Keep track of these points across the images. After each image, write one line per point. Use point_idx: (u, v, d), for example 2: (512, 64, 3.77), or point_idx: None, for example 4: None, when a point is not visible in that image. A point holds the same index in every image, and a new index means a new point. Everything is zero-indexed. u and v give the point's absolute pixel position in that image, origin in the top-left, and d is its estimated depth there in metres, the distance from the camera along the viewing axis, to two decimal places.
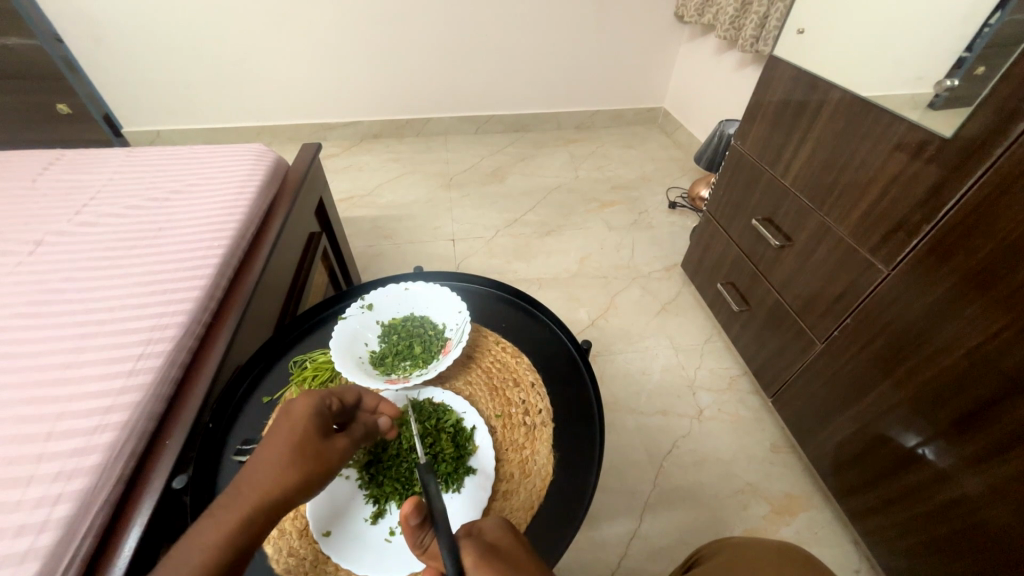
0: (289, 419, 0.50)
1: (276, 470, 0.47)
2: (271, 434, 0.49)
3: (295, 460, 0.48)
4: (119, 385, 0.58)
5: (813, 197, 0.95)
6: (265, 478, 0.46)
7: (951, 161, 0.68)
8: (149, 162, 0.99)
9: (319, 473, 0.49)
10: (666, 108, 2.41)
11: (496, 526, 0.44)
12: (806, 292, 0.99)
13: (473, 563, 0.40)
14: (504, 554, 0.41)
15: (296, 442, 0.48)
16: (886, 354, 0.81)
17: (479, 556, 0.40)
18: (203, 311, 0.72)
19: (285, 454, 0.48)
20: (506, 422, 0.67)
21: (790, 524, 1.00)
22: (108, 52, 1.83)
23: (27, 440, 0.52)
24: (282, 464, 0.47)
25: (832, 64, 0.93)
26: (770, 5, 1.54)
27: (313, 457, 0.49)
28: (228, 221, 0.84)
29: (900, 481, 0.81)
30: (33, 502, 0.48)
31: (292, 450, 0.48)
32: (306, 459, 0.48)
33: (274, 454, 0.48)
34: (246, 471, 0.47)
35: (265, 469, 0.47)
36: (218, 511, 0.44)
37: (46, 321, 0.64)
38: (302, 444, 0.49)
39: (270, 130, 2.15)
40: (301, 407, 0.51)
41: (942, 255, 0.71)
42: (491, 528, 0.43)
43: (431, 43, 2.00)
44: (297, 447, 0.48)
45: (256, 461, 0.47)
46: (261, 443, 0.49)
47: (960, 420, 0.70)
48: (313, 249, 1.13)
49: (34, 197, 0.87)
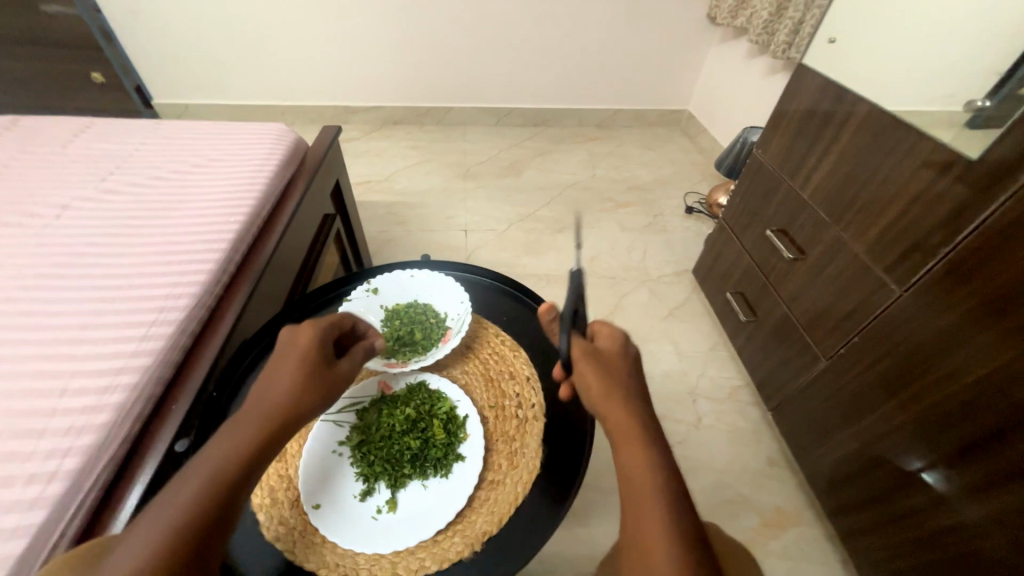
0: (292, 347, 0.55)
1: (293, 382, 0.52)
2: (274, 363, 0.54)
3: (299, 382, 0.52)
4: (131, 349, 0.61)
5: (831, 211, 0.94)
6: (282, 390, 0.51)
7: (978, 183, 0.66)
8: (175, 135, 1.02)
9: (327, 389, 0.54)
10: (690, 111, 2.37)
11: (612, 336, 0.58)
12: (816, 307, 0.98)
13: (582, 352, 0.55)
14: (603, 355, 0.56)
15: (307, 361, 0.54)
16: (891, 375, 0.80)
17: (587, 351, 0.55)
18: (216, 283, 0.74)
19: (299, 370, 0.53)
20: (498, 413, 0.68)
21: (779, 538, 1.00)
22: (142, 24, 1.86)
23: (43, 395, 0.55)
24: (294, 380, 0.52)
25: (862, 76, 0.91)
26: (805, 11, 1.51)
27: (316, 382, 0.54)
28: (245, 197, 0.86)
29: (896, 505, 0.81)
30: (44, 454, 0.51)
31: (296, 375, 0.53)
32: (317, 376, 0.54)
33: (279, 379, 0.52)
34: (262, 386, 0.51)
35: (265, 396, 0.50)
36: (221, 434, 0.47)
37: (67, 283, 0.67)
38: (308, 368, 0.54)
39: (293, 110, 2.18)
40: (304, 335, 0.56)
41: (958, 279, 0.69)
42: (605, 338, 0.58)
43: (457, 32, 1.99)
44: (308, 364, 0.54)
45: (273, 379, 0.52)
46: (275, 364, 0.54)
47: (962, 449, 0.69)
48: (325, 230, 1.14)
49: (63, 162, 0.90)
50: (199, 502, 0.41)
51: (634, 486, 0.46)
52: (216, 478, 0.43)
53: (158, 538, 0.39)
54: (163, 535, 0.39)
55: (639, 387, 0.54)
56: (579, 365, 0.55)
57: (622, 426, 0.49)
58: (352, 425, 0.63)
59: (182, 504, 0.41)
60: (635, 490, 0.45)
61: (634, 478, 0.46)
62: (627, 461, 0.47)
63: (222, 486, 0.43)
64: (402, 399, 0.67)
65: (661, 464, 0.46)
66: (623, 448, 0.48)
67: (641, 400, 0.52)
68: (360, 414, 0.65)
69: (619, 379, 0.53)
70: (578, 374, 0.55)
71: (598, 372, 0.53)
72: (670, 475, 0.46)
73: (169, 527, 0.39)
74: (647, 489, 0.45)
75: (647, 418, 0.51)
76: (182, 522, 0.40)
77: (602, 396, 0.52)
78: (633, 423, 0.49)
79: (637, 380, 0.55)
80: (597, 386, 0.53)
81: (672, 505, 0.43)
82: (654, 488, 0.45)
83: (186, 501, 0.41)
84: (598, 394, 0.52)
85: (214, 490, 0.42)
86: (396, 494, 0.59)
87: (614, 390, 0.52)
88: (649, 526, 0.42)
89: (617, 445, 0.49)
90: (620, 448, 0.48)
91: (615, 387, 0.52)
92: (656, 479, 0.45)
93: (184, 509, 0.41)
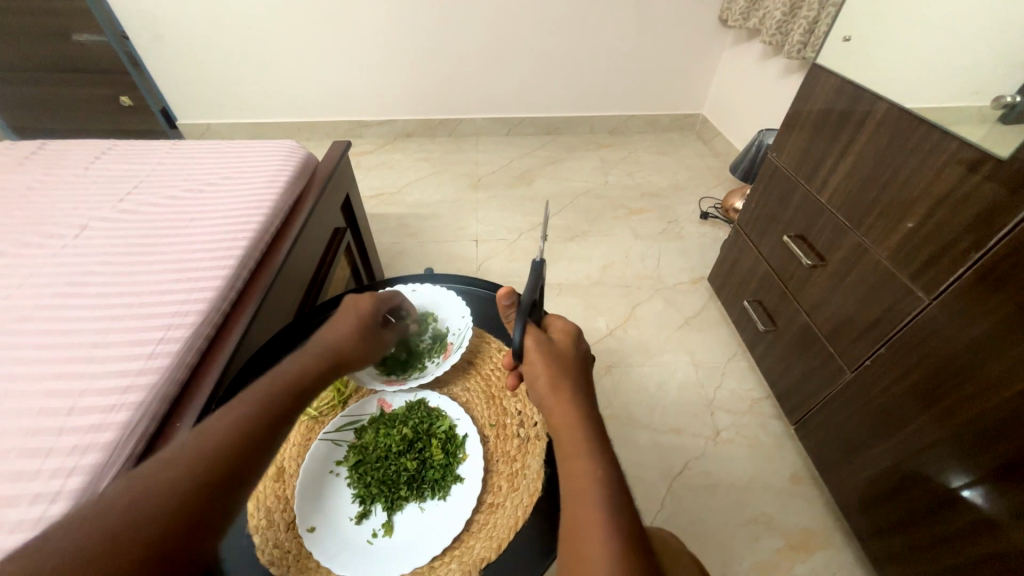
0: (342, 312, 0.65)
1: (344, 337, 0.62)
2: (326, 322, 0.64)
3: (339, 343, 0.61)
4: (138, 367, 0.62)
5: (851, 215, 0.89)
6: (335, 341, 0.61)
7: (1009, 183, 0.62)
8: (191, 154, 1.05)
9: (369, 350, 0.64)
10: (704, 115, 2.33)
11: (566, 331, 0.59)
12: (838, 316, 0.93)
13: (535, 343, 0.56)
14: (559, 347, 0.57)
15: (362, 323, 0.64)
16: (923, 388, 0.75)
17: (540, 342, 0.56)
18: (223, 300, 0.75)
19: (354, 329, 0.63)
20: (499, 432, 0.66)
21: (806, 562, 0.95)
22: (167, 49, 1.94)
23: (52, 413, 0.56)
24: (347, 335, 0.62)
25: (880, 74, 0.87)
26: (820, 9, 1.46)
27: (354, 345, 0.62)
28: (254, 214, 0.88)
29: (936, 528, 0.75)
30: (49, 473, 0.52)
31: (340, 337, 0.62)
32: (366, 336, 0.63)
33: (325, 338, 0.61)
34: (323, 335, 0.62)
35: (309, 349, 0.59)
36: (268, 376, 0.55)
37: (81, 301, 0.69)
38: (352, 332, 0.63)
39: (310, 127, 2.23)
40: (355, 303, 0.66)
41: (991, 286, 0.65)
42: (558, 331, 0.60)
43: (467, 44, 2.01)
44: (362, 326, 0.64)
45: (332, 331, 0.62)
46: (337, 321, 0.64)
47: (1005, 469, 0.63)
48: (336, 244, 1.15)
49: (84, 184, 0.93)
50: (243, 426, 0.49)
51: (572, 478, 0.48)
52: (260, 409, 0.51)
53: (208, 448, 0.46)
54: (210, 446, 0.46)
55: (585, 381, 0.57)
56: (530, 357, 0.56)
57: (568, 421, 0.52)
58: (350, 446, 0.63)
59: (231, 425, 0.48)
60: (573, 482, 0.48)
61: (574, 470, 0.48)
62: (570, 452, 0.50)
63: (263, 417, 0.50)
64: (401, 417, 0.66)
65: (602, 456, 0.49)
66: (568, 440, 0.51)
67: (589, 396, 0.55)
68: (358, 433, 0.65)
69: (567, 373, 0.55)
70: (527, 366, 0.57)
71: (549, 365, 0.55)
72: (611, 468, 0.48)
73: (216, 441, 0.47)
74: (585, 480, 0.47)
75: (592, 413, 0.53)
76: (227, 440, 0.47)
77: (550, 391, 0.55)
78: (578, 416, 0.52)
79: (586, 376, 0.57)
80: (546, 381, 0.55)
81: (609, 494, 0.45)
82: (591, 477, 0.47)
83: (233, 424, 0.48)
84: (546, 388, 0.54)
85: (256, 419, 0.50)
86: (392, 517, 0.57)
87: (562, 384, 0.54)
88: (582, 514, 0.45)
89: (561, 441, 0.52)
90: (563, 442, 0.51)
91: (564, 381, 0.55)
92: (595, 471, 0.47)
93: (230, 431, 0.48)
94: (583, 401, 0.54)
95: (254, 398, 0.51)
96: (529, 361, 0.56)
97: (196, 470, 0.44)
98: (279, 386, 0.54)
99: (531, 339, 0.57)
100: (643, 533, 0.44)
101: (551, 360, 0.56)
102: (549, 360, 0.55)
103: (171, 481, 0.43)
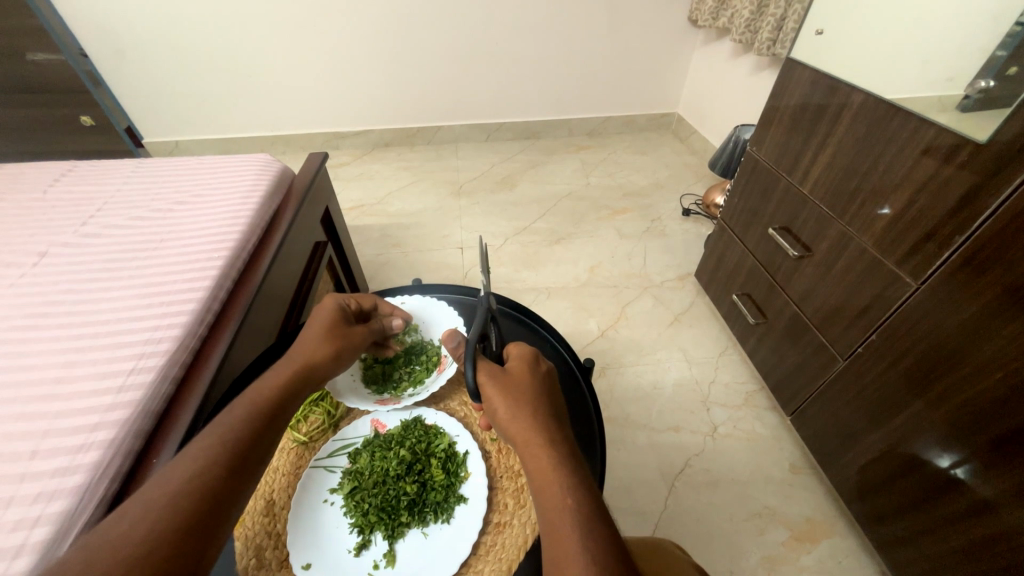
0: (307, 325, 0.65)
1: (311, 340, 0.62)
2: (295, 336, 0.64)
3: (304, 348, 0.61)
4: (108, 402, 0.57)
5: (833, 205, 0.91)
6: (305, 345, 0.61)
7: (986, 168, 0.63)
8: (158, 172, 1.00)
9: (345, 345, 0.64)
10: (680, 113, 2.36)
11: (521, 356, 0.59)
12: (827, 304, 0.94)
13: (488, 377, 0.55)
14: (510, 373, 0.56)
15: (326, 326, 0.64)
16: (915, 372, 0.75)
17: (493, 373, 0.55)
18: (200, 324, 0.71)
19: (318, 332, 0.63)
20: (500, 446, 0.65)
21: (812, 552, 0.94)
22: (129, 65, 1.87)
23: (11, 458, 0.52)
24: (314, 338, 0.62)
25: (853, 66, 0.89)
26: (787, 6, 1.50)
27: (319, 347, 0.61)
28: (229, 231, 0.83)
29: (935, 511, 0.76)
30: (10, 526, 0.47)
31: (306, 345, 0.61)
32: (336, 335, 0.64)
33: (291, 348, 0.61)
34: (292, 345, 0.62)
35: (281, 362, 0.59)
36: (229, 409, 0.52)
37: (42, 333, 0.64)
38: (315, 335, 0.63)
39: (284, 140, 2.18)
40: (317, 309, 0.67)
41: (976, 269, 0.65)
42: (516, 356, 0.59)
43: (440, 50, 1.99)
44: (326, 326, 0.64)
45: (298, 340, 0.62)
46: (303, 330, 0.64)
47: (998, 450, 0.64)
48: (317, 259, 1.11)
49: (42, 208, 0.87)
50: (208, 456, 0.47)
51: (548, 510, 0.45)
52: (229, 439, 0.49)
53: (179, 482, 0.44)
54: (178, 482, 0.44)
55: (546, 398, 0.55)
56: (487, 393, 0.55)
57: (534, 449, 0.50)
58: (344, 472, 0.60)
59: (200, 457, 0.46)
60: (550, 516, 0.45)
61: (549, 503, 0.45)
62: (542, 483, 0.47)
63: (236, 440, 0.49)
64: (398, 437, 0.64)
65: (573, 480, 0.47)
66: (536, 469, 0.49)
67: (556, 419, 0.53)
68: (352, 458, 0.62)
69: (526, 396, 0.54)
70: (487, 403, 0.55)
71: (506, 398, 0.53)
72: (584, 491, 0.46)
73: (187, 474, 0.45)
74: (559, 509, 0.44)
75: (559, 436, 0.51)
76: (192, 477, 0.44)
77: (512, 422, 0.52)
78: (545, 442, 0.50)
79: (550, 399, 0.56)
80: (506, 415, 0.53)
81: (584, 519, 0.43)
82: (564, 505, 0.45)
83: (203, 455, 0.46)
84: (506, 418, 0.53)
85: (228, 443, 0.48)
86: (393, 546, 0.55)
87: (524, 412, 0.52)
88: (564, 549, 0.42)
89: (533, 473, 0.49)
90: (533, 472, 0.49)
91: (524, 409, 0.52)
92: (566, 499, 0.45)
93: (195, 463, 0.46)
94: (548, 426, 0.52)
95: (225, 427, 0.50)
96: (487, 397, 0.55)
97: (162, 504, 0.42)
98: (244, 413, 0.52)
99: (486, 374, 0.56)
100: (623, 553, 0.42)
101: (508, 391, 0.54)
102: (506, 388, 0.54)
103: (135, 523, 0.41)
